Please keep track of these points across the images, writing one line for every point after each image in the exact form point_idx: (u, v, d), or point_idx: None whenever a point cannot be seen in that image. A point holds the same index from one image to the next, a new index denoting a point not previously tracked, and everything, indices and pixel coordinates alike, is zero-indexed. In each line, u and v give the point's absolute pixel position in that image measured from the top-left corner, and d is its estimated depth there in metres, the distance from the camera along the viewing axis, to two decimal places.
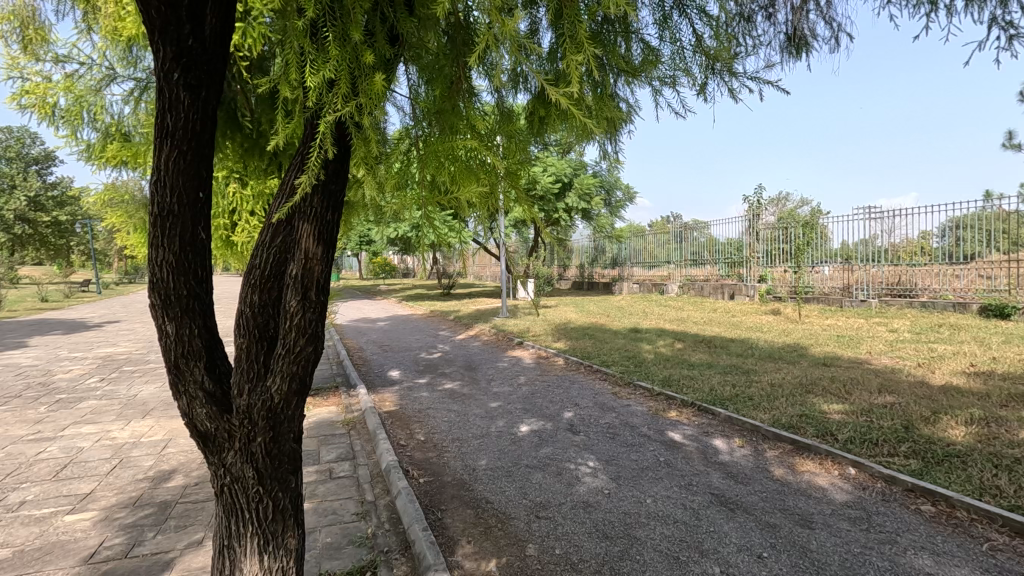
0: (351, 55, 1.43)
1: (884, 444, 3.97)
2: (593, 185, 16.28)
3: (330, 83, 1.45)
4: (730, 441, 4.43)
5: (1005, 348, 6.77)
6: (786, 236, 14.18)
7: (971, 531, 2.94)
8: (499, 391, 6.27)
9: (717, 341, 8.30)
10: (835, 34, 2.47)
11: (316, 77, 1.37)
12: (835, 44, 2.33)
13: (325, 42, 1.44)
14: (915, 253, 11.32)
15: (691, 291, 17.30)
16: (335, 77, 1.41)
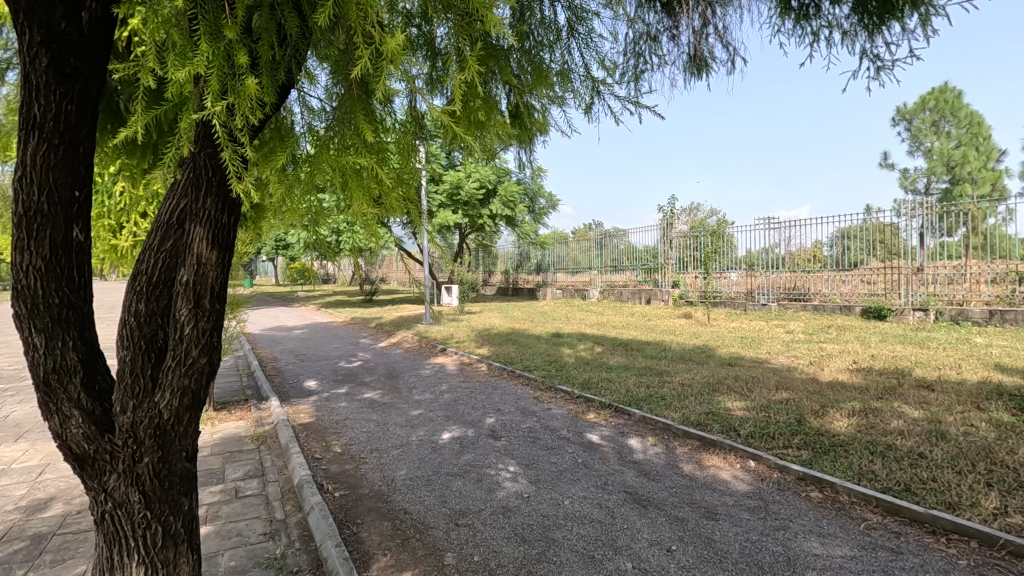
0: (223, 54, 1.32)
1: (780, 437, 4.30)
2: (517, 192, 16.54)
3: (200, 80, 1.35)
4: (644, 440, 4.62)
5: (881, 346, 7.55)
6: (697, 244, 15.06)
7: (851, 512, 3.24)
8: (421, 399, 6.17)
9: (634, 344, 8.65)
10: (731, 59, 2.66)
11: (179, 75, 1.27)
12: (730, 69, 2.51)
13: (195, 37, 1.33)
14: (808, 261, 12.39)
15: (610, 296, 17.95)
16: (203, 75, 1.31)
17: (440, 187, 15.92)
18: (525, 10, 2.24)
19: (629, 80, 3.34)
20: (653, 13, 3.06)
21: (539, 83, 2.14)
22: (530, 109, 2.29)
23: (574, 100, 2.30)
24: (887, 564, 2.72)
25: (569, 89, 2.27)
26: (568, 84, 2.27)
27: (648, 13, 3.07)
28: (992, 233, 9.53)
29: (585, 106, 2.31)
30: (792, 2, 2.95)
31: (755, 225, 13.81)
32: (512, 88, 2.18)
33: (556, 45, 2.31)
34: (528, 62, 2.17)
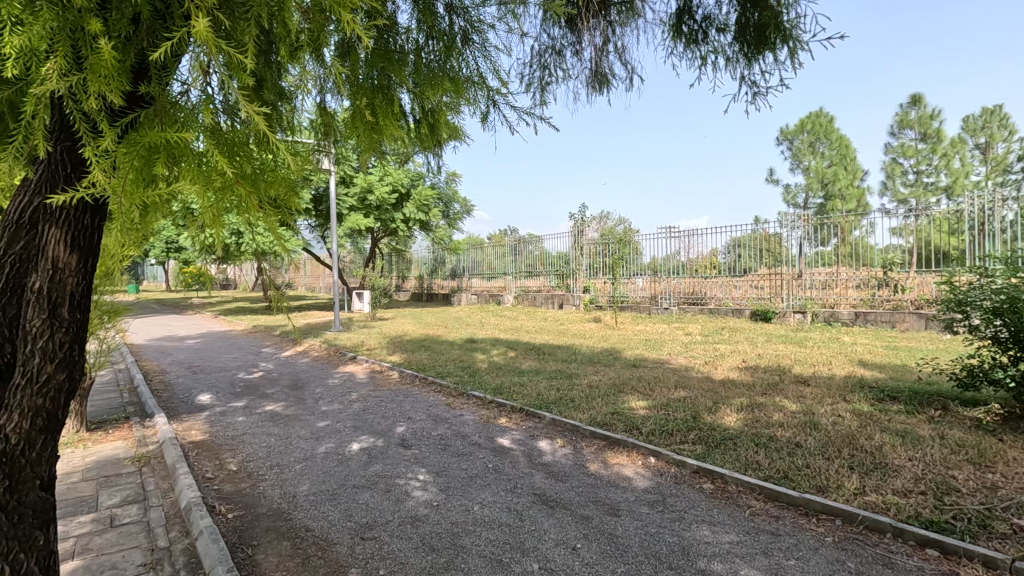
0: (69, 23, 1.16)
1: (677, 433, 4.57)
2: (431, 197, 16.43)
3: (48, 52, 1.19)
4: (553, 442, 4.73)
5: (766, 345, 8.29)
6: (605, 251, 15.70)
7: (738, 501, 3.51)
8: (327, 410, 5.92)
9: (546, 348, 8.86)
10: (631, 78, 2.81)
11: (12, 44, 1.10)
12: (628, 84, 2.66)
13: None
14: (706, 267, 13.33)
15: (525, 301, 18.29)
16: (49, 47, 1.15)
17: (350, 189, 15.44)
18: (437, 23, 2.31)
19: (535, 90, 3.45)
20: (558, 29, 3.18)
21: (445, 88, 2.27)
22: (444, 113, 2.38)
23: (470, 108, 2.42)
24: (767, 546, 2.96)
25: (475, 97, 2.40)
26: (469, 94, 2.36)
27: (554, 27, 3.18)
28: (857, 243, 10.70)
29: (480, 113, 2.40)
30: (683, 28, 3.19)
31: (658, 233, 14.66)
32: (414, 91, 2.30)
33: (467, 53, 2.38)
34: (435, 68, 2.27)
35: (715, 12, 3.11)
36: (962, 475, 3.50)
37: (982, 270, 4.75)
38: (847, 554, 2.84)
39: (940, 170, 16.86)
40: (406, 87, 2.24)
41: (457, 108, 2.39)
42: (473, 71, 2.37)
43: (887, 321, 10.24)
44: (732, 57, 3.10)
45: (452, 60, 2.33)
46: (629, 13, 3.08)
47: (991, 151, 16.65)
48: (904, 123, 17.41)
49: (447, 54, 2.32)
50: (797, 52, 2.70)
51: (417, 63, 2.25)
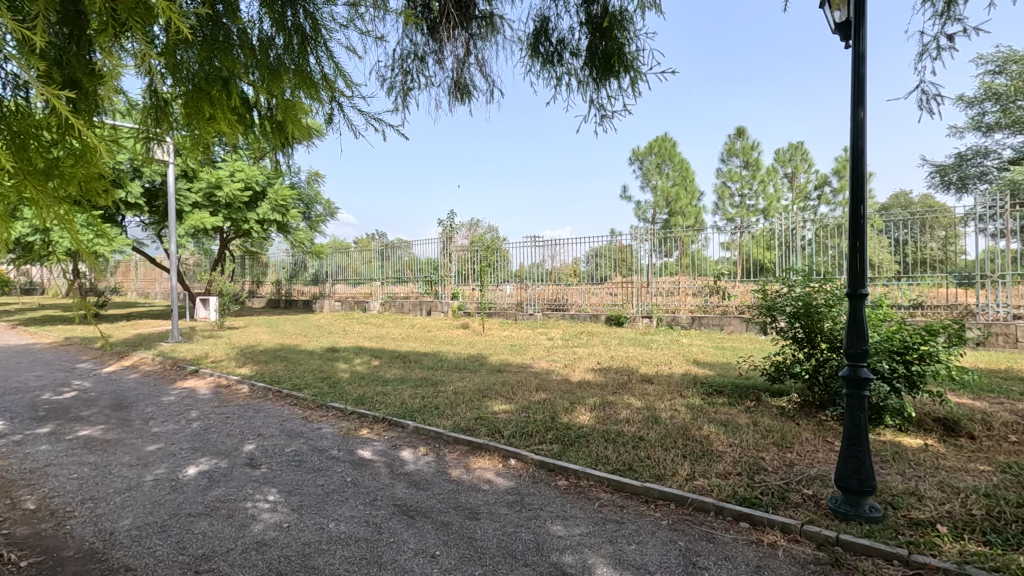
0: None
1: (536, 434, 4.77)
2: (289, 197, 15.41)
3: None
4: (416, 450, 4.68)
5: (619, 348, 8.99)
6: (474, 258, 15.93)
7: (588, 494, 3.76)
8: (159, 432, 5.25)
9: (412, 356, 8.74)
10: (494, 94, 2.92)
11: None
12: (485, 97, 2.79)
13: None
14: (567, 275, 14.12)
15: (392, 308, 17.90)
16: None
17: (194, 184, 13.89)
18: (285, 15, 2.20)
19: (397, 95, 3.46)
20: (420, 35, 3.20)
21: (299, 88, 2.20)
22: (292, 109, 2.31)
23: (318, 107, 2.39)
24: (612, 534, 3.20)
25: (325, 96, 2.35)
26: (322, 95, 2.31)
27: (415, 34, 3.20)
28: (694, 255, 12.03)
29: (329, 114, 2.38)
30: (540, 49, 3.40)
31: (524, 242, 15.21)
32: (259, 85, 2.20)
33: (320, 51, 2.29)
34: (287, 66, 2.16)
35: (568, 37, 3.34)
36: (768, 455, 4.09)
37: (785, 280, 5.61)
38: (678, 534, 3.18)
39: (758, 194, 19.63)
40: (247, 78, 2.14)
41: (306, 106, 2.34)
42: (324, 70, 2.32)
43: (717, 324, 11.67)
44: (582, 80, 3.35)
45: (301, 56, 2.26)
46: (489, 28, 3.21)
47: (796, 180, 19.76)
48: (732, 151, 19.98)
49: (297, 49, 2.24)
50: (637, 81, 3.02)
51: (263, 56, 2.12)
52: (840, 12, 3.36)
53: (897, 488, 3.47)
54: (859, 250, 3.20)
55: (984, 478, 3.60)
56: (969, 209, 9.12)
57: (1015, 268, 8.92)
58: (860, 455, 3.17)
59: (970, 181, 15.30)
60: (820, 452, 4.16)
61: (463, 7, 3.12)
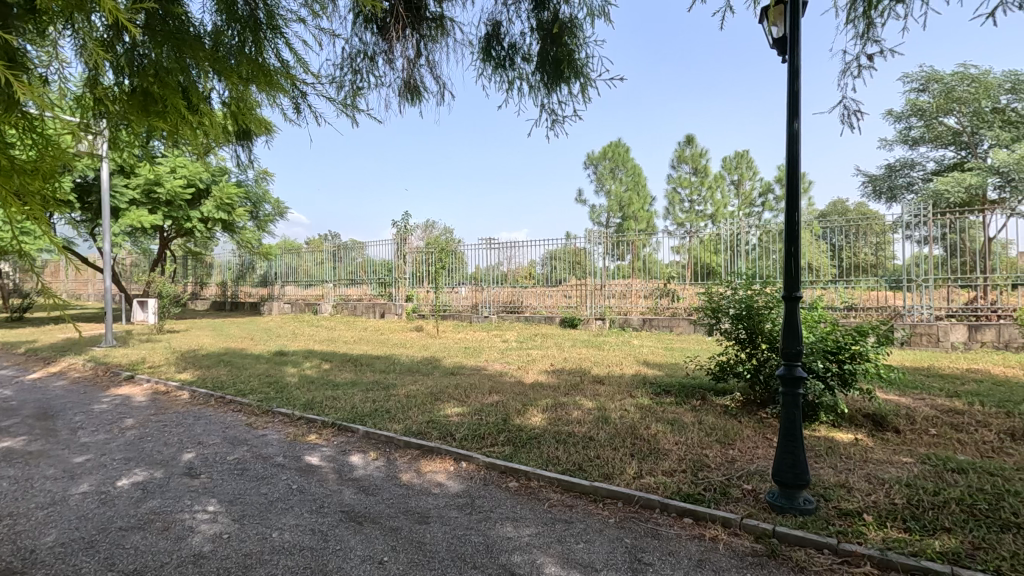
0: None
1: (488, 436, 4.78)
2: (235, 195, 14.87)
3: None
4: (365, 455, 4.60)
5: (572, 350, 9.12)
6: (428, 260, 15.81)
7: (538, 495, 3.79)
8: (89, 441, 4.95)
9: (364, 359, 8.58)
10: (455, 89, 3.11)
11: None
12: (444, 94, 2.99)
13: None
14: (523, 277, 14.22)
15: (344, 310, 17.53)
16: None
17: (132, 180, 13.21)
18: (235, 5, 2.15)
19: (347, 94, 3.41)
20: (369, 34, 3.17)
21: (258, 76, 2.12)
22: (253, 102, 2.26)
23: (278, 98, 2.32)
24: (562, 534, 3.24)
25: (286, 88, 2.29)
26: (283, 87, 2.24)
27: (364, 33, 3.17)
28: (646, 258, 12.35)
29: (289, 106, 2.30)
30: (492, 53, 3.43)
31: (479, 244, 15.21)
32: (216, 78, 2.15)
33: (275, 41, 2.25)
34: (243, 57, 2.11)
35: (520, 42, 3.38)
36: (712, 453, 4.24)
37: (729, 284, 5.83)
38: (625, 532, 3.25)
39: (706, 200, 20.32)
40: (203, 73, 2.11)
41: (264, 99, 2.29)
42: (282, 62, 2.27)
43: (666, 326, 12.03)
44: (534, 85, 3.38)
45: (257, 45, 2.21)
46: (439, 29, 3.20)
47: (742, 188, 20.56)
48: (681, 159, 20.61)
49: (253, 41, 2.19)
50: (586, 88, 3.08)
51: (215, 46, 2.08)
52: (778, 27, 3.51)
53: (829, 481, 3.66)
54: (794, 254, 3.37)
55: (906, 469, 3.85)
56: (898, 218, 9.73)
57: (937, 273, 9.58)
58: (795, 451, 3.33)
59: (899, 191, 16.31)
60: (760, 449, 4.34)
61: (414, 9, 3.09)
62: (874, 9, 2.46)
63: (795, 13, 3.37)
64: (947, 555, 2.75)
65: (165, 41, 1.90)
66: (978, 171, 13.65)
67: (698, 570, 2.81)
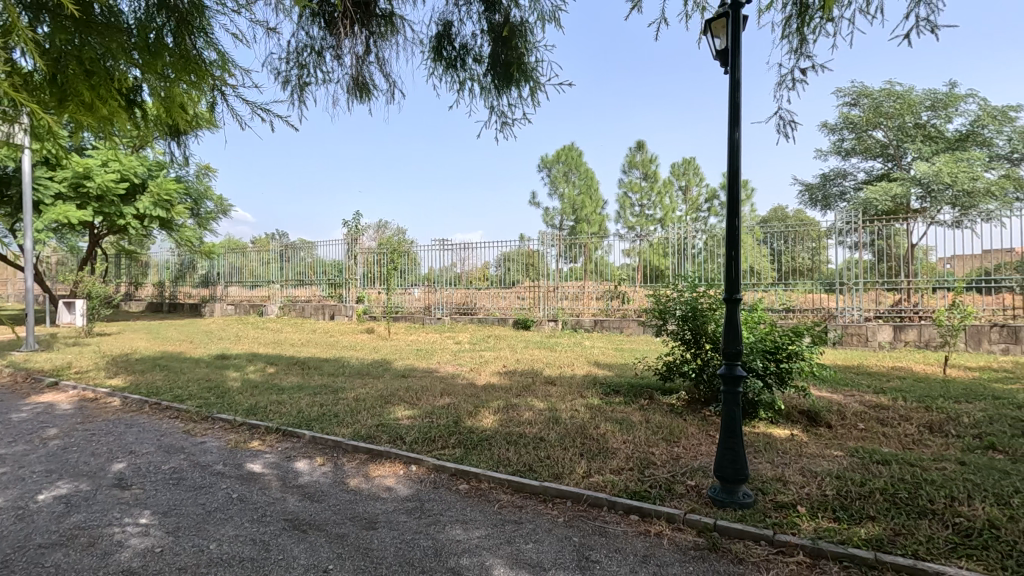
0: None
1: (439, 438, 4.74)
2: (174, 191, 14.17)
3: None
4: (312, 461, 4.47)
5: (524, 351, 9.16)
6: (380, 261, 15.55)
7: (489, 496, 3.78)
8: (5, 454, 4.59)
9: (311, 362, 8.34)
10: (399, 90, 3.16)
11: None
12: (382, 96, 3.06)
13: None
14: (476, 279, 14.19)
15: (292, 311, 16.99)
16: None
17: (58, 173, 12.37)
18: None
19: (293, 89, 3.31)
20: (316, 28, 3.10)
21: (183, 71, 2.14)
22: (182, 97, 2.25)
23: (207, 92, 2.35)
24: (511, 535, 3.25)
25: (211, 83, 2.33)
26: (208, 81, 2.28)
27: (311, 27, 3.09)
28: (598, 261, 12.57)
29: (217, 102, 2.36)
30: (443, 52, 3.41)
31: (432, 245, 15.09)
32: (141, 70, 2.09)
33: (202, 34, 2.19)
34: (169, 50, 2.09)
35: (471, 43, 3.38)
36: (658, 451, 4.34)
37: (675, 286, 6.01)
38: (574, 531, 3.29)
39: (656, 205, 20.88)
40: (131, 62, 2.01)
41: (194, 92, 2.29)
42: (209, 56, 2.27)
43: (617, 327, 12.27)
44: (485, 86, 3.38)
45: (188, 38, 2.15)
46: (389, 27, 3.16)
47: (689, 193, 21.24)
48: (632, 164, 21.10)
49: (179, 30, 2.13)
50: (535, 92, 3.12)
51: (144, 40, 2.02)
52: (721, 39, 3.65)
53: (767, 475, 3.83)
54: (734, 258, 3.51)
55: (836, 462, 4.08)
56: (832, 225, 10.30)
57: (866, 277, 10.21)
58: (735, 447, 3.46)
59: (833, 199, 17.26)
60: (704, 446, 4.49)
61: (362, 5, 3.03)
62: (807, 26, 2.60)
63: (737, 27, 3.51)
64: (871, 541, 2.92)
65: (84, 31, 1.83)
66: (902, 182, 14.63)
67: (644, 566, 2.88)
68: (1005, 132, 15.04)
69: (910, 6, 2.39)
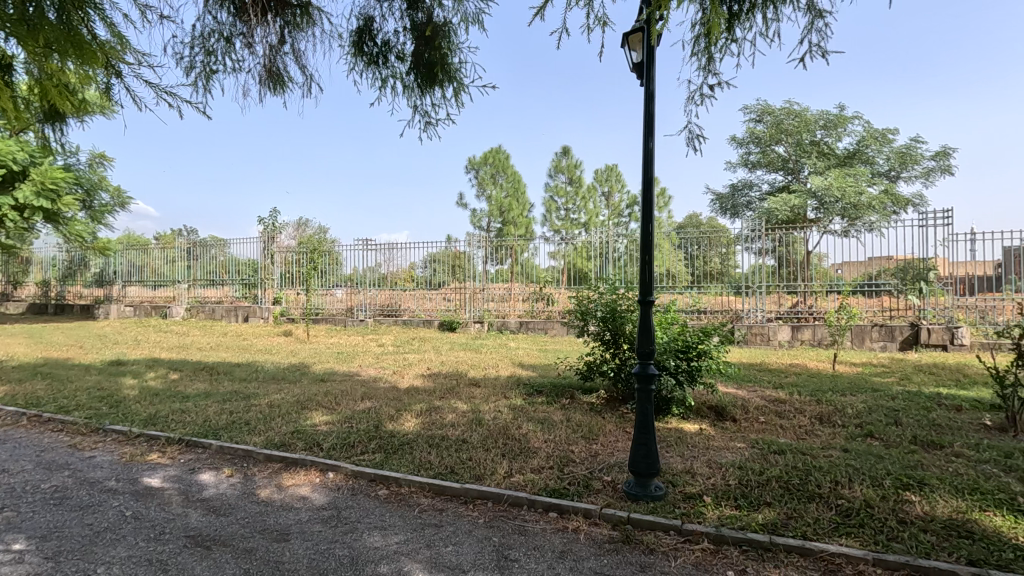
0: None
1: (358, 444, 4.61)
2: (62, 180, 12.88)
3: None
4: (218, 473, 4.20)
5: (449, 353, 9.11)
6: (300, 260, 14.90)
7: (409, 501, 3.72)
8: None
9: (221, 367, 7.84)
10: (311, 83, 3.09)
11: None
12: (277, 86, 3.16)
13: None
14: (401, 280, 13.94)
15: (199, 313, 15.88)
16: None
17: None
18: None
19: (198, 77, 3.12)
20: (225, 14, 2.92)
21: (73, 52, 2.31)
22: (66, 75, 2.46)
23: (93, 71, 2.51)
24: (431, 538, 3.22)
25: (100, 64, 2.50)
26: (100, 61, 2.47)
27: (219, 12, 2.91)
28: (525, 263, 12.74)
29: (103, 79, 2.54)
30: (364, 47, 3.33)
31: (356, 244, 14.67)
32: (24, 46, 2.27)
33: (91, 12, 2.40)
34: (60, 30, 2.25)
35: (393, 41, 3.32)
36: (577, 449, 4.46)
37: (596, 288, 6.21)
38: (494, 531, 3.31)
39: (580, 209, 21.44)
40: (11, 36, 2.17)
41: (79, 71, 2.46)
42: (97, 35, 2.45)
43: (541, 328, 12.48)
44: (408, 85, 3.34)
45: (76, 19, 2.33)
46: (305, 17, 3.03)
47: (612, 199, 22.01)
48: (558, 169, 21.56)
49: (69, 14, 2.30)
50: (458, 93, 3.12)
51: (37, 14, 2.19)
52: (638, 53, 3.82)
53: (677, 468, 4.04)
54: (649, 263, 3.67)
55: (739, 453, 4.37)
56: (740, 232, 11.03)
57: (768, 281, 11.01)
58: (648, 443, 3.61)
59: (741, 208, 18.50)
60: (620, 442, 4.67)
61: None
62: (714, 45, 2.77)
63: (653, 41, 3.69)
64: (767, 526, 3.16)
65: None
66: (800, 194, 15.93)
67: (561, 562, 2.94)
68: (885, 152, 16.76)
69: (803, 32, 2.61)
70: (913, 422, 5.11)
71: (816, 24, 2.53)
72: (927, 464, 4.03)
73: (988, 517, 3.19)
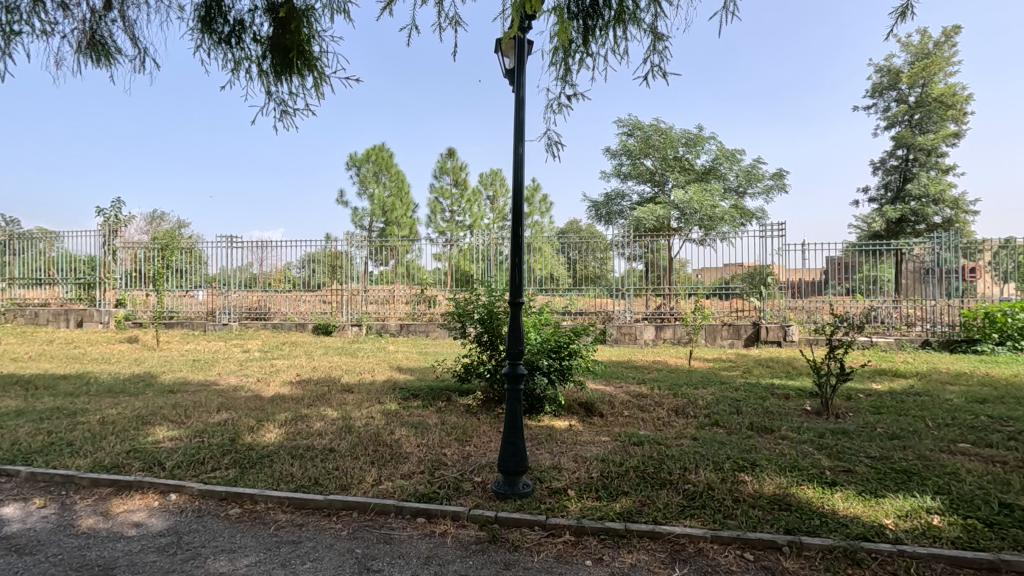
0: None
1: (208, 460, 4.19)
2: None
3: None
4: (28, 504, 3.58)
5: (322, 358, 8.62)
6: (150, 257, 13.33)
7: (264, 518, 3.45)
8: None
9: (40, 380, 6.71)
10: (142, 55, 2.77)
11: None
12: (101, 57, 2.80)
13: None
14: (276, 282, 12.98)
15: (18, 318, 13.52)
16: None
17: None
18: None
19: None
20: None
21: None
22: None
23: None
24: (286, 557, 3.00)
25: None
26: None
27: None
28: (409, 264, 12.46)
29: None
30: (213, 23, 3.04)
31: (220, 242, 13.46)
32: None
33: None
34: None
35: (248, 20, 3.07)
36: (450, 452, 4.43)
37: (475, 290, 6.23)
38: (357, 542, 3.17)
39: (465, 212, 21.55)
40: None
41: None
42: None
43: (423, 331, 12.30)
44: (263, 70, 3.10)
45: None
46: None
47: (496, 204, 22.38)
48: (443, 170, 21.44)
49: None
50: (318, 84, 2.97)
51: None
52: (510, 59, 3.89)
53: (546, 464, 4.17)
54: (519, 265, 3.74)
55: (603, 447, 4.62)
56: (614, 238, 11.74)
57: (637, 284, 11.81)
58: (517, 442, 3.67)
59: (614, 216, 19.69)
60: (493, 442, 4.72)
61: None
62: (571, 57, 2.90)
63: (523, 50, 3.78)
64: (623, 514, 3.36)
65: None
66: (665, 206, 17.37)
67: (425, 567, 2.89)
68: (735, 170, 18.80)
69: (649, 52, 2.83)
70: (750, 410, 5.76)
71: (657, 45, 2.75)
72: (759, 447, 4.55)
73: (803, 490, 3.67)
